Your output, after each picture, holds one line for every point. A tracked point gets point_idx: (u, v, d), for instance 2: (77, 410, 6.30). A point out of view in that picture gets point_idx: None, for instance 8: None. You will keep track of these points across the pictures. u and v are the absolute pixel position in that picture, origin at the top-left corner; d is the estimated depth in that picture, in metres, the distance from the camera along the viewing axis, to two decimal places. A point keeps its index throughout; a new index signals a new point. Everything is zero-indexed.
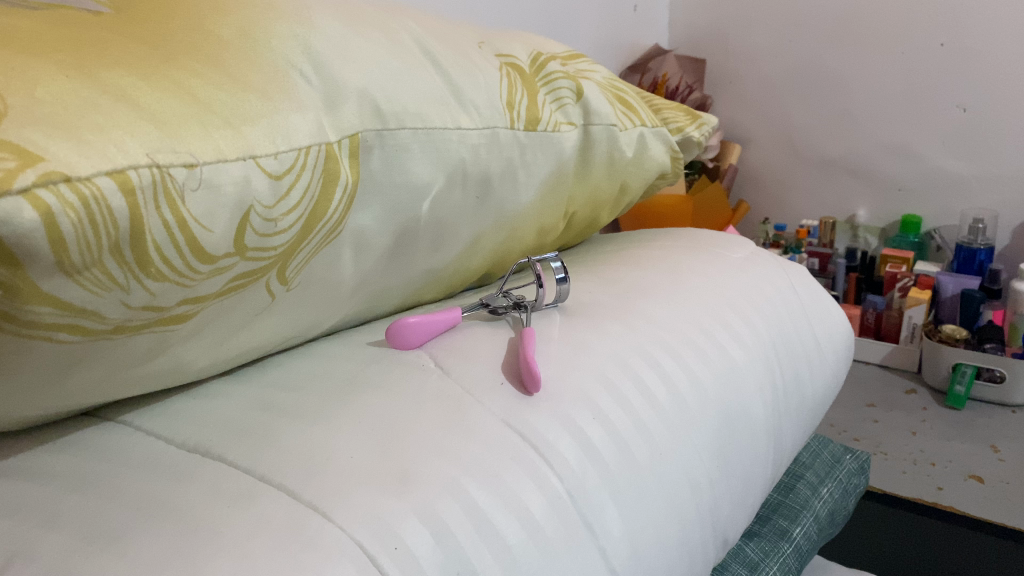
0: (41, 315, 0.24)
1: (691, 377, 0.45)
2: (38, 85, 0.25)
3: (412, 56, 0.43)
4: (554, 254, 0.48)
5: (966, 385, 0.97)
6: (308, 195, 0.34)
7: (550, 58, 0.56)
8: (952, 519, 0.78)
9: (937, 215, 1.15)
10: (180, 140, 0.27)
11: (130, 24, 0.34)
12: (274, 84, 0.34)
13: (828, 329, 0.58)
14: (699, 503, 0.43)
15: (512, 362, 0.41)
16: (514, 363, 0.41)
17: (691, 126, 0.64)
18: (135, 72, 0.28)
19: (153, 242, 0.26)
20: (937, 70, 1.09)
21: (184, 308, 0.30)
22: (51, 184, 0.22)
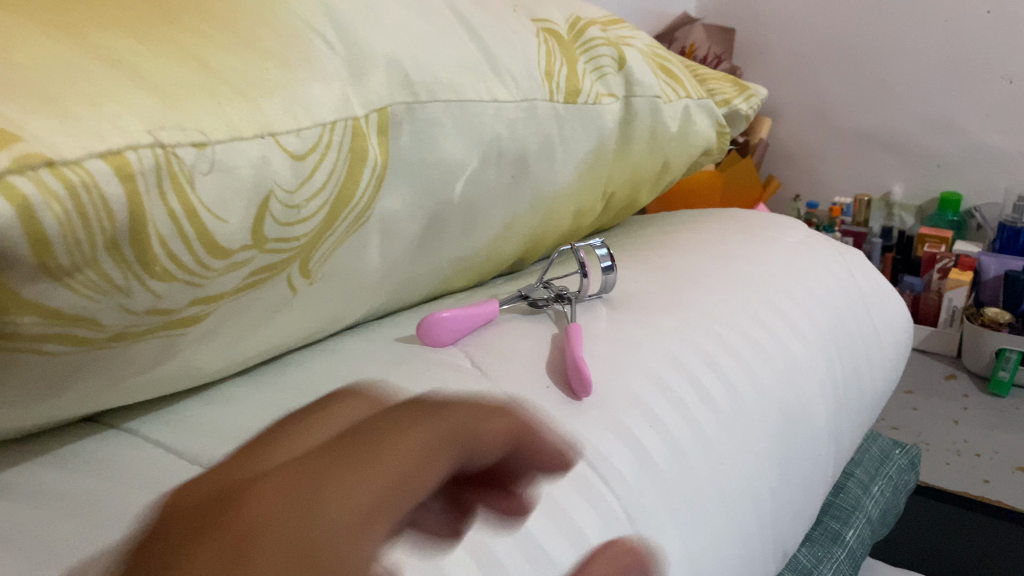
0: (24, 325, 0.20)
1: (750, 376, 0.41)
2: (17, 49, 0.20)
3: (443, 20, 0.39)
4: (598, 238, 0.44)
5: (1010, 371, 0.93)
6: (333, 177, 0.30)
7: (589, 23, 0.52)
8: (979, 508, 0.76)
9: (978, 192, 1.10)
10: (187, 115, 0.23)
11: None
12: (293, 48, 0.30)
13: (888, 320, 0.54)
14: (762, 516, 0.39)
15: (556, 362, 0.37)
16: (560, 363, 0.37)
17: (739, 98, 0.59)
18: (130, 31, 0.24)
19: (158, 236, 0.22)
20: (982, 39, 1.03)
21: (194, 309, 0.26)
22: (30, 169, 0.17)
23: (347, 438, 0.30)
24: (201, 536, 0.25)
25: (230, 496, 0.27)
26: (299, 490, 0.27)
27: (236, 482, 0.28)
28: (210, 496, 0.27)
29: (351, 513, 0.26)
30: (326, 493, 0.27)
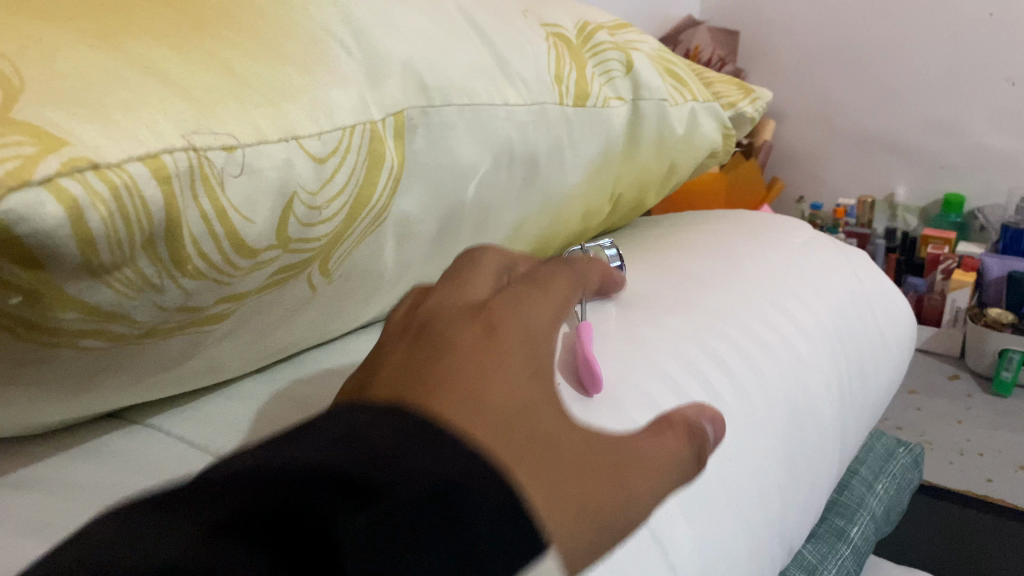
0: (65, 321, 0.21)
1: (757, 373, 0.42)
2: (58, 56, 0.21)
3: (456, 26, 0.40)
4: (608, 240, 0.45)
5: (1013, 371, 0.93)
6: (352, 179, 0.31)
7: (598, 27, 0.53)
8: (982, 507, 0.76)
9: (981, 194, 1.10)
10: (217, 119, 0.24)
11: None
12: (314, 54, 0.30)
13: (891, 319, 0.55)
14: (769, 510, 0.40)
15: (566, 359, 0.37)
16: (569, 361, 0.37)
17: (744, 101, 0.60)
18: (161, 39, 0.25)
19: (191, 236, 0.23)
20: (985, 42, 1.04)
21: (221, 307, 0.27)
22: (77, 172, 0.18)
23: (514, 291, 0.32)
24: (427, 346, 0.28)
25: (441, 321, 0.29)
26: (491, 318, 0.29)
27: (445, 313, 0.30)
28: (423, 325, 0.30)
29: (526, 336, 0.29)
30: (516, 342, 0.28)
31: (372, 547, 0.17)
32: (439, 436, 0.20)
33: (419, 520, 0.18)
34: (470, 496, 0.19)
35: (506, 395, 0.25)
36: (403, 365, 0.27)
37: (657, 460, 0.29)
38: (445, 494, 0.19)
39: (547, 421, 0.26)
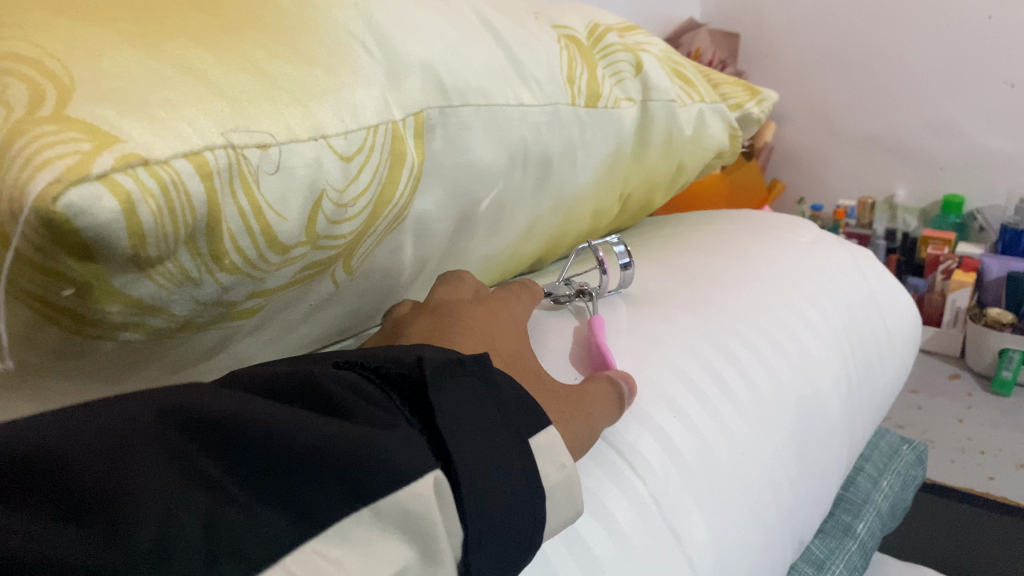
0: (110, 313, 0.21)
1: (768, 370, 0.42)
2: (102, 57, 0.22)
3: (472, 26, 0.40)
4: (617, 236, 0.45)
5: (1013, 370, 0.94)
6: (377, 177, 0.31)
7: (607, 29, 0.53)
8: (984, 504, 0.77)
9: (980, 195, 1.11)
10: (251, 118, 0.24)
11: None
12: (342, 54, 0.31)
13: (897, 317, 0.56)
14: (781, 504, 0.40)
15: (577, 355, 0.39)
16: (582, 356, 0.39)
17: (750, 102, 0.61)
18: (196, 41, 0.25)
19: (229, 232, 0.23)
20: (986, 44, 1.04)
21: (252, 302, 0.27)
22: (130, 168, 0.19)
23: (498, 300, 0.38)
24: (441, 317, 0.34)
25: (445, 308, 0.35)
26: (488, 311, 0.36)
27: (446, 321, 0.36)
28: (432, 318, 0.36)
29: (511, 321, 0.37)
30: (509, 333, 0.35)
31: (443, 378, 0.24)
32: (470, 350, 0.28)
33: (472, 377, 0.25)
34: (496, 373, 0.27)
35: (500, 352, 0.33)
36: (425, 328, 0.34)
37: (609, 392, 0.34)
38: (486, 365, 0.26)
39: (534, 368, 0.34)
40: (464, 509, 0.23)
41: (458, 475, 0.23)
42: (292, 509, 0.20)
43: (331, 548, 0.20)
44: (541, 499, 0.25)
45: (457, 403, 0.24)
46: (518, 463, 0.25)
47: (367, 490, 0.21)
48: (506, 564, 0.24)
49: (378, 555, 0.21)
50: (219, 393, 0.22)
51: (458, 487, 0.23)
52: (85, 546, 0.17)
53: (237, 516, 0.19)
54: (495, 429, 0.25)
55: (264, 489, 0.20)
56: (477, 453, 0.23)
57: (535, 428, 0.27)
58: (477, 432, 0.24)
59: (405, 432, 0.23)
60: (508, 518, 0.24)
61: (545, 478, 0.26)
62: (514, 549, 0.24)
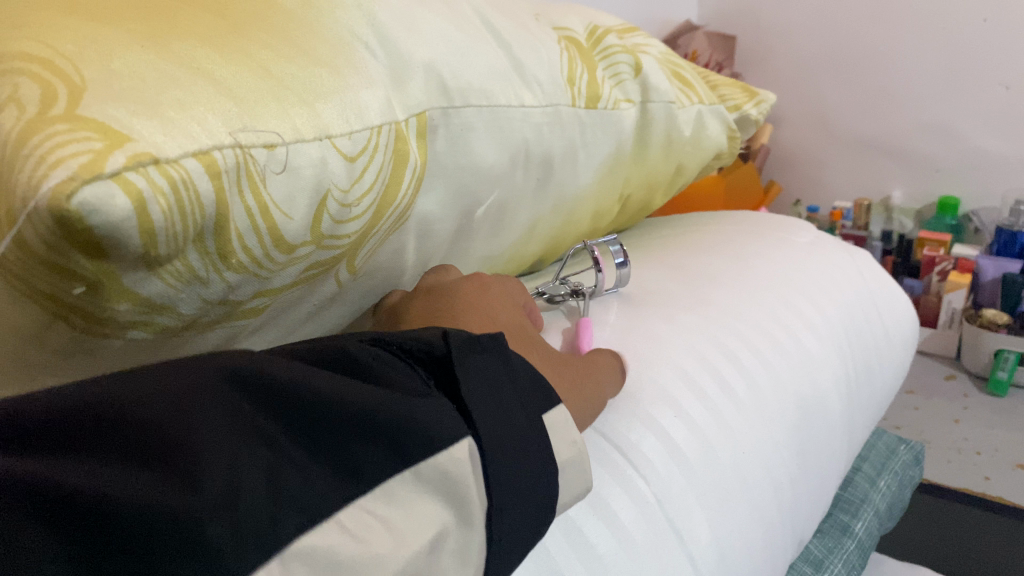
0: (119, 311, 0.21)
1: (768, 369, 0.43)
2: (113, 57, 0.22)
3: (475, 28, 0.40)
4: (614, 237, 0.45)
5: (1009, 371, 0.95)
6: (380, 177, 0.31)
7: (607, 31, 0.53)
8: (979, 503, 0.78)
9: (976, 196, 1.12)
10: (258, 117, 0.24)
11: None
12: (346, 54, 0.31)
13: (895, 318, 0.56)
14: (782, 502, 0.40)
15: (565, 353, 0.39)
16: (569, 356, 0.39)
17: (749, 104, 0.61)
18: (205, 41, 0.25)
19: (236, 231, 0.23)
20: (981, 47, 1.05)
21: (258, 301, 0.28)
22: (141, 167, 0.19)
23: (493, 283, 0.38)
24: (436, 303, 0.35)
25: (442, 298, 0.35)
26: (482, 291, 0.37)
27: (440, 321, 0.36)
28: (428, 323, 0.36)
29: (505, 294, 0.38)
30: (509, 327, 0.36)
31: (464, 358, 0.25)
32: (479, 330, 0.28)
33: (490, 354, 0.26)
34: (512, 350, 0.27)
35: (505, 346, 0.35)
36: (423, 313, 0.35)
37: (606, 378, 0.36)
38: (499, 344, 0.27)
39: (538, 342, 0.36)
40: (492, 486, 0.23)
41: (485, 453, 0.24)
42: (340, 465, 0.21)
43: (377, 506, 0.21)
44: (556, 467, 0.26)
45: (476, 382, 0.25)
46: (537, 435, 0.25)
47: (405, 453, 0.22)
48: (530, 531, 0.25)
49: (418, 515, 0.22)
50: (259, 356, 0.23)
51: (485, 461, 0.24)
52: (163, 489, 0.18)
53: (291, 474, 0.20)
54: (514, 405, 0.25)
55: (314, 445, 0.21)
56: (499, 431, 0.24)
57: (547, 405, 0.27)
58: (498, 409, 0.25)
59: (435, 403, 0.24)
60: (531, 490, 0.25)
61: (556, 454, 0.27)
62: (538, 513, 0.25)
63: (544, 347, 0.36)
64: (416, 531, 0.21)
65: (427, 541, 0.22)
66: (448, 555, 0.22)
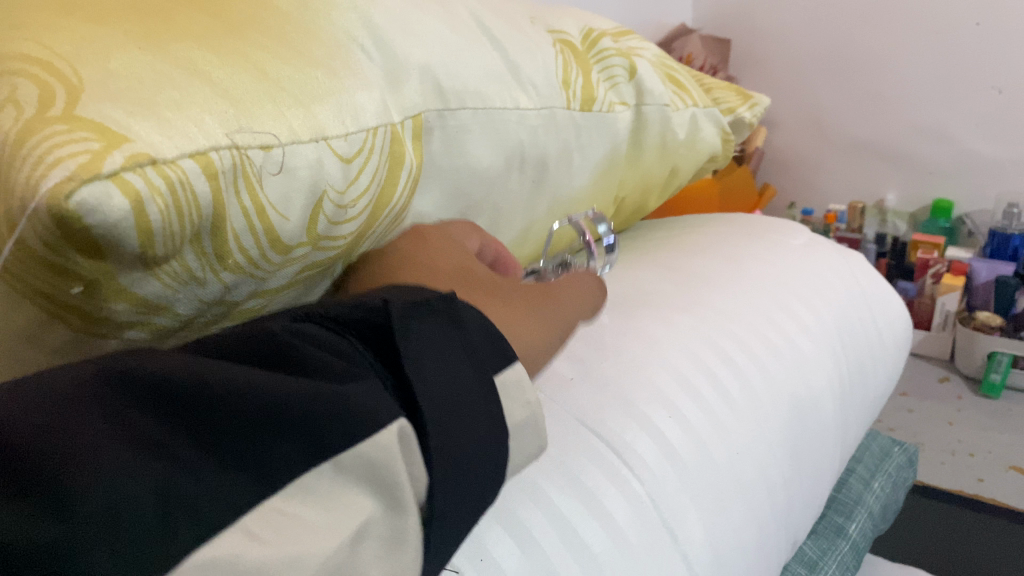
0: (115, 310, 0.22)
1: (762, 370, 0.43)
2: (111, 58, 0.22)
3: (470, 31, 0.41)
4: (603, 217, 0.50)
5: (1002, 373, 0.95)
6: (376, 179, 0.31)
7: (602, 34, 0.54)
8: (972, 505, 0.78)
9: (969, 200, 1.12)
10: (255, 119, 0.25)
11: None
12: (342, 57, 0.31)
13: (889, 319, 0.56)
14: (775, 502, 0.41)
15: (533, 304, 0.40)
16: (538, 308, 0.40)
17: (743, 107, 0.62)
18: (202, 43, 0.25)
19: (234, 231, 0.24)
20: (974, 50, 1.06)
21: (253, 301, 0.28)
22: (138, 167, 0.19)
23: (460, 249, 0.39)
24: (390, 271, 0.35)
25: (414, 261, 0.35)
26: (426, 242, 0.36)
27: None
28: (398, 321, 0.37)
29: (447, 237, 0.37)
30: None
31: (408, 326, 0.24)
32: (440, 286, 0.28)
33: (435, 319, 0.25)
34: (463, 312, 0.27)
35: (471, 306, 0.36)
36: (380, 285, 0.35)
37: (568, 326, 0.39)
38: (452, 308, 0.26)
39: (493, 278, 0.37)
40: (432, 465, 0.23)
41: (427, 429, 0.23)
42: (253, 464, 0.19)
43: (293, 505, 0.19)
44: (506, 443, 0.25)
45: (426, 350, 0.24)
46: (484, 409, 0.25)
47: (327, 446, 0.20)
48: (474, 508, 0.24)
49: (342, 509, 0.20)
50: (162, 353, 0.21)
51: (426, 437, 0.23)
52: (26, 515, 0.16)
53: (190, 480, 0.18)
54: (465, 375, 0.25)
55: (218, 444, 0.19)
56: (447, 399, 0.24)
57: (502, 364, 0.27)
58: (448, 374, 0.24)
59: (368, 384, 0.22)
60: (475, 470, 0.24)
61: (510, 416, 0.27)
62: (483, 487, 0.24)
63: (507, 283, 0.38)
64: (337, 526, 0.20)
65: (349, 535, 0.20)
66: (377, 542, 0.21)
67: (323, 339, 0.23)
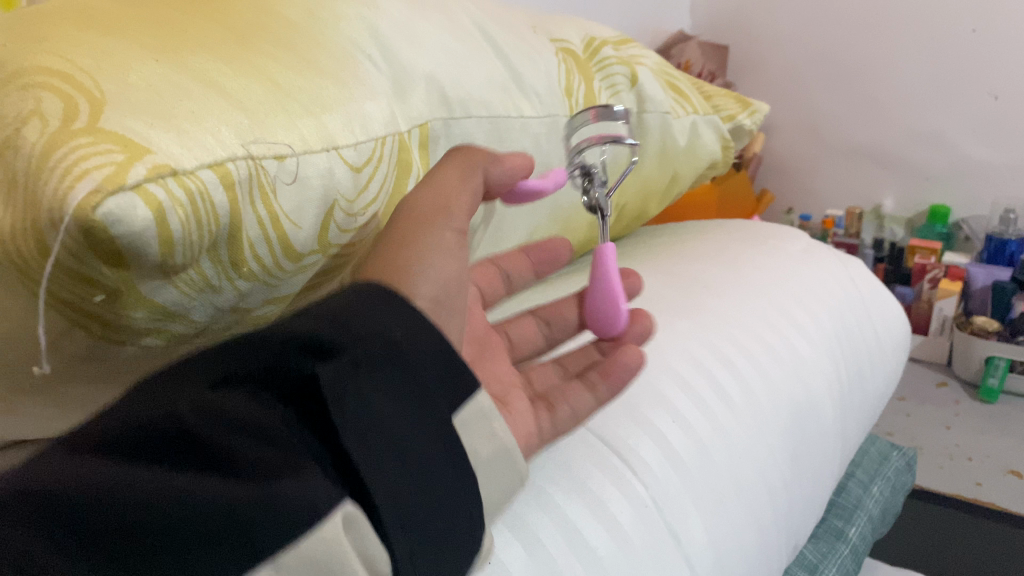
0: (134, 318, 0.22)
1: (763, 375, 0.43)
2: (130, 71, 0.22)
3: (474, 40, 0.41)
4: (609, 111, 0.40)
5: (999, 378, 0.96)
6: (384, 187, 0.32)
7: (603, 43, 0.54)
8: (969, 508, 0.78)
9: (966, 205, 1.13)
10: (268, 129, 0.25)
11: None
12: (351, 66, 0.31)
13: (887, 323, 0.57)
14: (776, 506, 0.41)
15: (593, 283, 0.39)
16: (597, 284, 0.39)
17: (743, 114, 0.62)
18: (215, 54, 0.26)
19: (249, 240, 0.24)
20: (969, 56, 1.06)
21: (266, 308, 0.28)
22: (161, 178, 0.20)
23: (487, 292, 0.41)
24: None
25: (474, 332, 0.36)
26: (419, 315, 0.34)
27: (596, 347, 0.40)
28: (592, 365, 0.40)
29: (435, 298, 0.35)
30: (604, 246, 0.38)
31: (341, 389, 0.22)
32: (390, 297, 0.26)
33: (379, 372, 0.23)
34: (411, 354, 0.24)
35: (362, 276, 0.29)
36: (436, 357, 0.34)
37: (464, 211, 0.32)
38: (397, 348, 0.24)
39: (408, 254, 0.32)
40: (391, 543, 0.22)
41: (379, 514, 0.22)
42: None
43: None
44: (473, 477, 0.25)
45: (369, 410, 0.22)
46: (441, 461, 0.24)
47: (258, 548, 0.19)
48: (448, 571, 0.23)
49: None
50: (70, 467, 0.19)
51: (381, 523, 0.22)
52: None
53: None
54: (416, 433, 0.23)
55: None
56: (394, 466, 0.22)
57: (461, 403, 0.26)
58: (389, 434, 0.22)
59: (304, 474, 0.21)
60: (448, 528, 0.23)
61: (475, 451, 0.27)
62: (452, 546, 0.23)
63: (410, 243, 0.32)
64: None
65: None
66: None
67: (238, 418, 0.21)
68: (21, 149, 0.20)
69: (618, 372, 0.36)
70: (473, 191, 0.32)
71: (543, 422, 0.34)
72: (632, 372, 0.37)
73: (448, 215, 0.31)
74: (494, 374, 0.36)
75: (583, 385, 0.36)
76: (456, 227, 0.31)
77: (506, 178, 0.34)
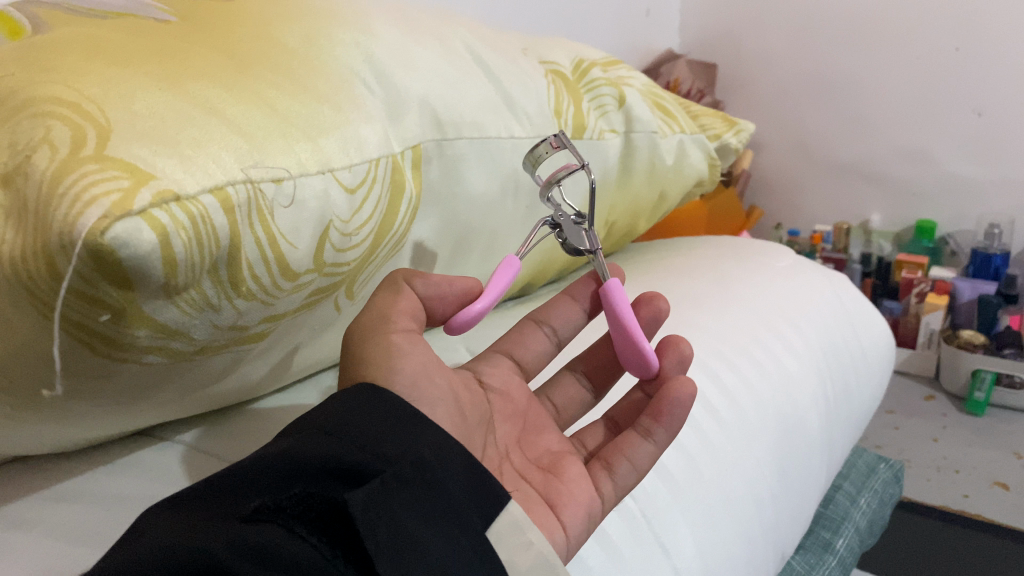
0: (137, 337, 0.23)
1: (749, 388, 0.44)
2: (135, 99, 0.23)
3: (466, 63, 0.42)
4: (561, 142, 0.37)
5: (985, 391, 0.97)
6: (378, 209, 0.33)
7: (592, 64, 0.56)
8: (954, 519, 0.79)
9: (951, 220, 1.15)
10: (267, 153, 0.26)
11: (188, 20, 0.32)
12: (346, 90, 0.32)
13: (872, 338, 0.58)
14: (763, 518, 0.42)
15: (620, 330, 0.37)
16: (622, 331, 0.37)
17: (729, 133, 0.64)
18: (216, 80, 0.27)
19: (247, 261, 0.25)
20: (953, 74, 1.08)
21: (263, 326, 0.29)
22: (165, 203, 0.21)
23: (522, 364, 0.39)
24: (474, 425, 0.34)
25: (516, 408, 0.37)
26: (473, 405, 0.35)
27: (639, 389, 0.40)
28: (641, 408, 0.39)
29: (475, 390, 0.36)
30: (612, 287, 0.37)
31: (372, 514, 0.23)
32: (417, 418, 0.28)
33: (405, 491, 0.25)
34: (438, 473, 0.27)
35: (368, 332, 0.31)
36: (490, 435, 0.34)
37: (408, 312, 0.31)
38: (426, 469, 0.26)
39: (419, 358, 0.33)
40: None
41: None
42: None
43: None
44: None
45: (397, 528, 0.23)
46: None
47: None
48: None
49: None
50: None
51: None
52: None
53: None
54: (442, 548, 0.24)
55: None
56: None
57: (496, 509, 0.28)
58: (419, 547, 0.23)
59: None
60: None
61: (514, 562, 0.28)
62: None
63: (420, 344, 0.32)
64: None
65: None
66: None
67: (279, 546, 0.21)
68: (30, 176, 0.21)
69: (670, 412, 0.35)
70: (410, 304, 0.31)
71: (604, 484, 0.35)
72: (685, 405, 0.35)
73: (389, 322, 0.31)
74: (544, 446, 0.37)
75: (637, 432, 0.36)
76: (400, 330, 0.31)
77: (436, 285, 0.33)
